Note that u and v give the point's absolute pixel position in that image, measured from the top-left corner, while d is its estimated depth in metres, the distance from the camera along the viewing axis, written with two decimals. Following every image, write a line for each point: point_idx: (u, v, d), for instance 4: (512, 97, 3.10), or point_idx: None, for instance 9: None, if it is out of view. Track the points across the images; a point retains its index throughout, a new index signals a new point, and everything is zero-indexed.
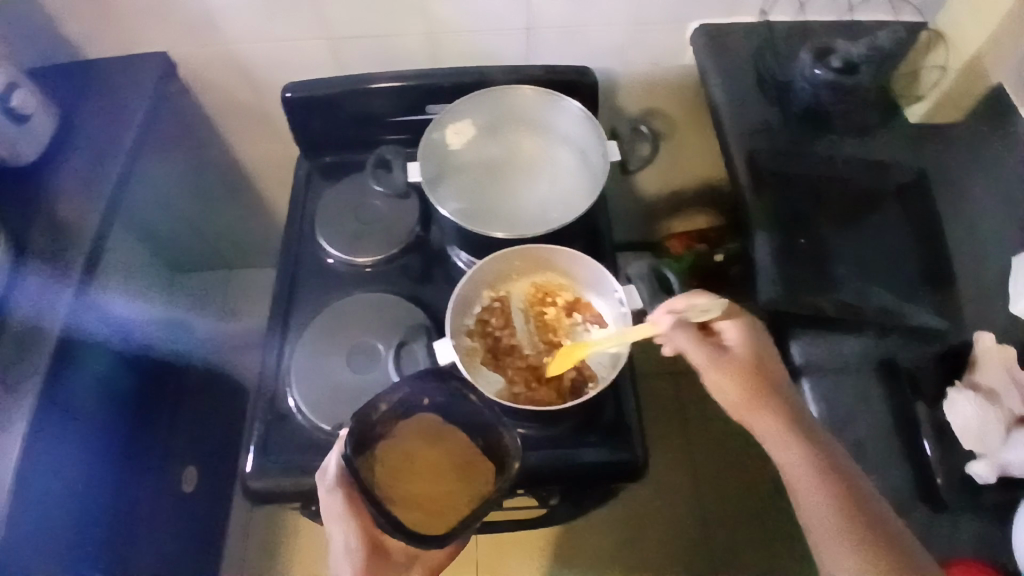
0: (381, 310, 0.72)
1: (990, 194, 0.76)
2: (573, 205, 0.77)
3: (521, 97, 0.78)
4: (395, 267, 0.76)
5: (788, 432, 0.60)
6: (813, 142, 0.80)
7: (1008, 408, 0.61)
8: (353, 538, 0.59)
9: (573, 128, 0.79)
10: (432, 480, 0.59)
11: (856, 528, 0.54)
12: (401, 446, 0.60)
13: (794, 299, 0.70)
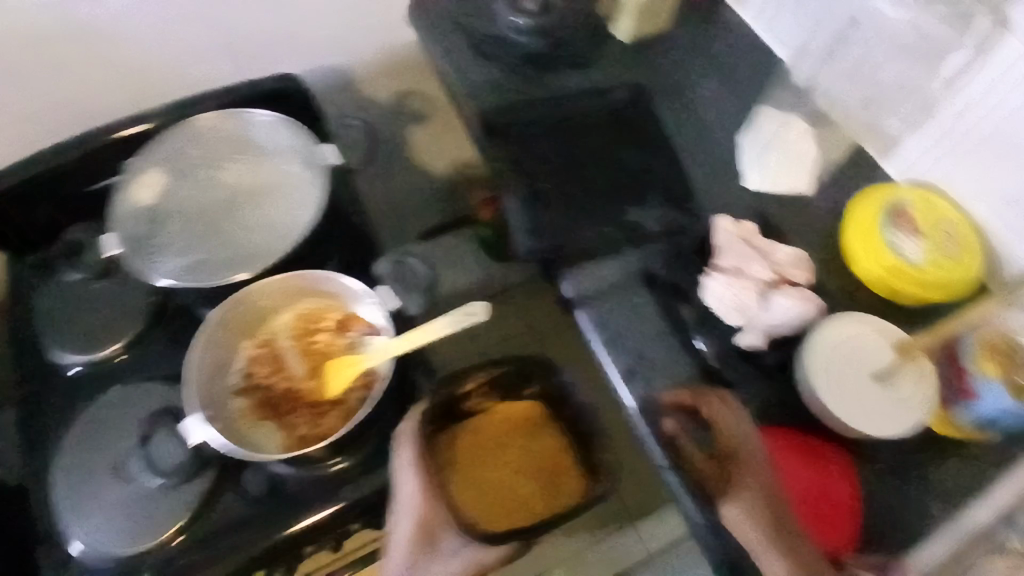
0: (135, 405, 0.68)
1: (705, 88, 0.80)
2: (305, 209, 0.68)
3: (204, 125, 0.71)
4: (155, 342, 0.72)
5: (753, 460, 0.59)
6: (540, 83, 0.78)
7: (757, 277, 0.66)
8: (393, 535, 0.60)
9: (278, 135, 0.72)
10: (506, 476, 0.72)
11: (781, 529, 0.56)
12: (495, 433, 0.73)
13: (555, 240, 0.71)
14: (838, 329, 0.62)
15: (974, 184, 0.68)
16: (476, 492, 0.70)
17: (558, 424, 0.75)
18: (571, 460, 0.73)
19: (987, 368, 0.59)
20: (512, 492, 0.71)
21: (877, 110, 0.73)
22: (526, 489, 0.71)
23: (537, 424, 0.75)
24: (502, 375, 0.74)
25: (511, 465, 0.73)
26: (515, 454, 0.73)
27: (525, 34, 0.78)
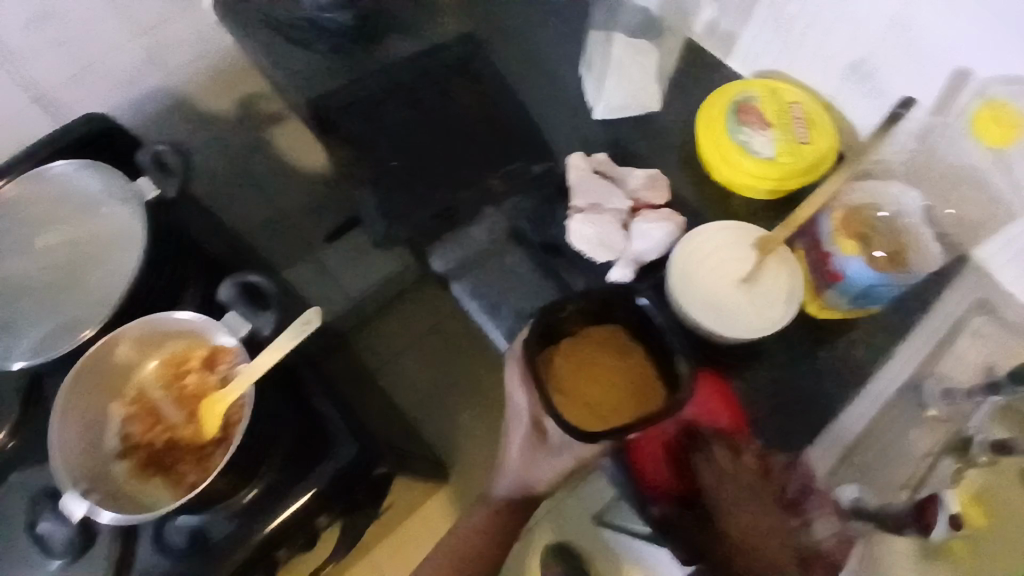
0: (20, 494, 0.65)
1: (538, 22, 0.77)
2: (139, 251, 0.64)
3: (9, 199, 0.66)
4: (40, 421, 0.67)
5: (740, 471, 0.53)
6: (366, 60, 0.76)
7: (616, 209, 0.64)
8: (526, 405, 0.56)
9: (92, 182, 0.67)
10: (605, 394, 0.56)
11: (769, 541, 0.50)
12: (584, 345, 0.57)
13: (409, 220, 0.69)
14: (696, 245, 0.61)
15: (812, 62, 0.67)
16: (599, 397, 0.56)
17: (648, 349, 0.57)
18: (654, 386, 0.56)
19: (846, 247, 0.56)
20: (616, 402, 0.56)
21: (708, 7, 0.71)
22: (621, 406, 0.56)
23: (627, 342, 0.58)
24: (587, 309, 0.56)
25: (603, 384, 0.57)
26: (610, 371, 0.57)
27: (334, 12, 0.74)
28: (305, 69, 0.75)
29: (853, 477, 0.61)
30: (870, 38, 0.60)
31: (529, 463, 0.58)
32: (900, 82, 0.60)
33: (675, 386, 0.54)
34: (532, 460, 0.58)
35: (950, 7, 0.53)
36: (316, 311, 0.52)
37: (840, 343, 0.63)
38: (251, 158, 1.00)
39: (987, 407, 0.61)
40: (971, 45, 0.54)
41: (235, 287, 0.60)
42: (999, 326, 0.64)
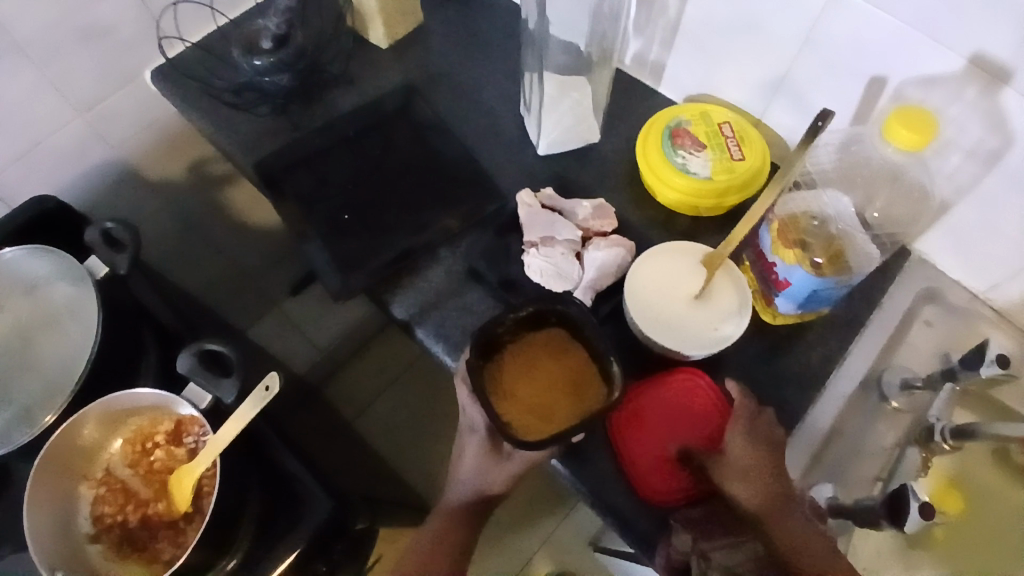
0: None
1: (470, 70, 0.82)
2: (90, 328, 0.63)
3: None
4: (2, 515, 0.63)
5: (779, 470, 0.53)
6: (309, 118, 0.79)
7: (568, 239, 0.65)
8: (478, 417, 0.55)
9: (36, 265, 0.66)
10: (547, 393, 0.54)
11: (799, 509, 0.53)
12: (527, 355, 0.56)
13: (365, 268, 0.68)
14: (647, 265, 0.63)
15: (734, 82, 0.70)
16: (540, 397, 0.54)
17: (589, 351, 0.56)
18: (597, 386, 0.54)
19: (787, 256, 0.57)
20: (558, 397, 0.54)
21: (633, 40, 0.75)
22: (561, 400, 0.54)
23: (570, 345, 0.57)
24: (525, 319, 0.56)
25: (547, 392, 0.55)
26: (549, 373, 0.55)
27: (274, 75, 0.77)
28: (251, 133, 0.77)
29: (827, 478, 0.63)
30: (784, 57, 0.63)
31: (482, 472, 0.57)
32: (823, 95, 0.63)
33: (612, 380, 0.53)
34: (483, 469, 0.57)
35: (855, 22, 0.56)
36: (276, 375, 0.50)
37: (802, 345, 0.63)
38: (207, 220, 1.02)
39: (944, 394, 0.64)
40: (882, 55, 0.56)
41: (196, 356, 0.57)
42: (941, 314, 0.67)
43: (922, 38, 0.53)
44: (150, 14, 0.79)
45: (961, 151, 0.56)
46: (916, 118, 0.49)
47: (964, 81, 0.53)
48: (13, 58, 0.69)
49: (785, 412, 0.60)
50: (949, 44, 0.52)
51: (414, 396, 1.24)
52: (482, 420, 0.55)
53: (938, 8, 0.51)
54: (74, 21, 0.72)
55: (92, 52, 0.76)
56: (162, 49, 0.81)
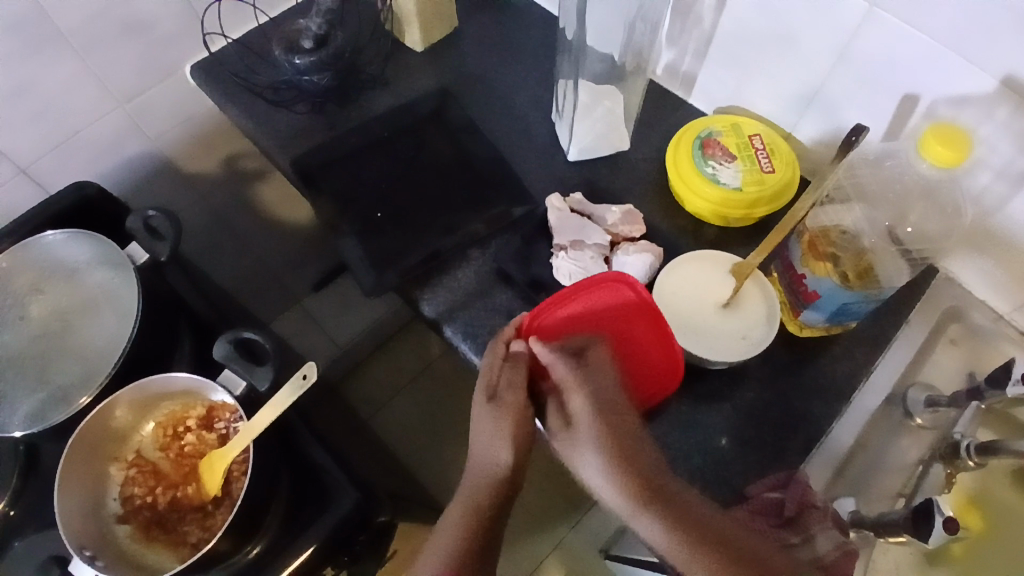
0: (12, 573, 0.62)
1: (503, 75, 0.83)
2: (127, 313, 0.65)
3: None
4: (36, 493, 0.65)
5: (647, 465, 0.48)
6: (345, 117, 0.80)
7: (597, 244, 0.67)
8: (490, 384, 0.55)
9: (76, 250, 0.68)
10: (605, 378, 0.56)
11: (676, 522, 0.45)
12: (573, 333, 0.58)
13: (397, 267, 0.69)
14: (677, 270, 0.64)
15: (765, 96, 0.71)
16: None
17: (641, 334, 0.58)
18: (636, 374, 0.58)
19: (817, 268, 0.58)
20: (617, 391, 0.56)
21: (667, 51, 0.76)
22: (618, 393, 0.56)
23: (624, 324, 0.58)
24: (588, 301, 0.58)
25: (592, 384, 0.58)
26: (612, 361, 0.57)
27: (313, 74, 0.78)
28: (288, 129, 0.79)
29: (849, 491, 0.63)
30: (818, 73, 0.64)
31: (485, 432, 0.52)
32: (852, 111, 0.64)
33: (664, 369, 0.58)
34: (485, 430, 0.52)
35: (887, 39, 0.57)
36: (314, 364, 0.51)
37: (827, 359, 0.63)
38: (236, 214, 1.03)
39: (970, 411, 0.64)
40: (914, 72, 0.57)
41: (232, 343, 0.58)
42: (966, 333, 0.67)
43: (956, 58, 0.54)
44: (195, 11, 0.81)
45: (990, 170, 0.57)
46: (952, 135, 0.50)
47: (996, 101, 0.53)
48: (58, 47, 0.72)
49: (809, 423, 0.60)
50: (980, 64, 0.53)
51: (429, 397, 1.25)
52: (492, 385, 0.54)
53: (970, 28, 0.52)
54: (116, 14, 0.74)
55: (133, 45, 0.78)
56: (207, 45, 0.84)
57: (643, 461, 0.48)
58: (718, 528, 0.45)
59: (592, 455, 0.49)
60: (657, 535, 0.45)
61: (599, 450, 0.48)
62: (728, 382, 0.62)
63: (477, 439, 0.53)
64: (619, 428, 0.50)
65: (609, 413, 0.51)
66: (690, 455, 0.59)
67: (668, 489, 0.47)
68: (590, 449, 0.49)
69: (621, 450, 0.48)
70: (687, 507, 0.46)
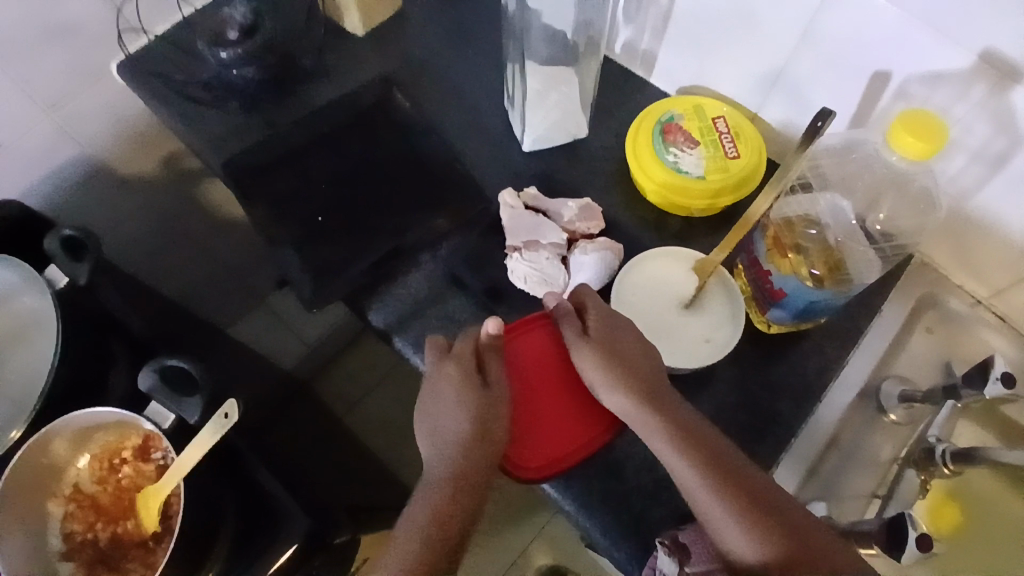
0: None
1: (452, 59, 0.77)
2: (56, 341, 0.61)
3: None
4: None
5: (655, 379, 0.51)
6: (283, 113, 0.75)
7: (553, 243, 0.62)
8: (458, 377, 0.52)
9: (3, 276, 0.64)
10: (550, 418, 0.55)
11: (678, 431, 0.48)
12: (532, 352, 0.56)
13: (341, 276, 0.65)
14: (639, 270, 0.61)
15: (729, 75, 0.66)
16: (563, 429, 0.54)
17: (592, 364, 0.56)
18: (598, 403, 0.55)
19: (782, 265, 0.55)
20: (565, 436, 0.54)
21: (624, 28, 0.71)
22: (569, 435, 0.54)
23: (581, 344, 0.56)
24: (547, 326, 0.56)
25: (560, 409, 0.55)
26: (554, 403, 0.55)
27: (242, 67, 0.72)
28: (222, 129, 0.74)
29: (820, 493, 0.60)
30: (782, 50, 0.59)
31: (463, 410, 0.51)
32: (820, 90, 0.59)
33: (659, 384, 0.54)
34: (464, 403, 0.51)
35: (856, 13, 0.52)
36: (235, 401, 0.49)
37: (798, 355, 0.60)
38: (187, 218, 0.97)
39: (945, 410, 0.61)
40: (885, 49, 0.52)
41: (157, 374, 0.56)
42: (942, 320, 0.64)
43: (926, 32, 0.49)
44: (114, 4, 0.74)
45: (966, 151, 0.53)
46: (925, 125, 0.45)
47: (972, 79, 0.49)
48: None
49: (779, 426, 0.57)
50: (955, 38, 0.48)
51: (404, 392, 1.22)
52: (459, 383, 0.52)
53: (943, 0, 0.47)
54: (38, 18, 0.68)
55: (54, 48, 0.71)
56: (122, 42, 0.77)
57: (648, 372, 0.52)
58: (715, 442, 0.48)
59: (602, 375, 0.51)
60: (661, 440, 0.48)
61: (613, 369, 0.51)
62: (693, 386, 0.59)
63: (451, 413, 0.52)
64: (631, 350, 0.52)
65: (621, 335, 0.53)
66: (654, 464, 0.57)
67: (675, 403, 0.50)
68: (598, 370, 0.52)
69: (633, 365, 0.51)
70: (691, 422, 0.49)
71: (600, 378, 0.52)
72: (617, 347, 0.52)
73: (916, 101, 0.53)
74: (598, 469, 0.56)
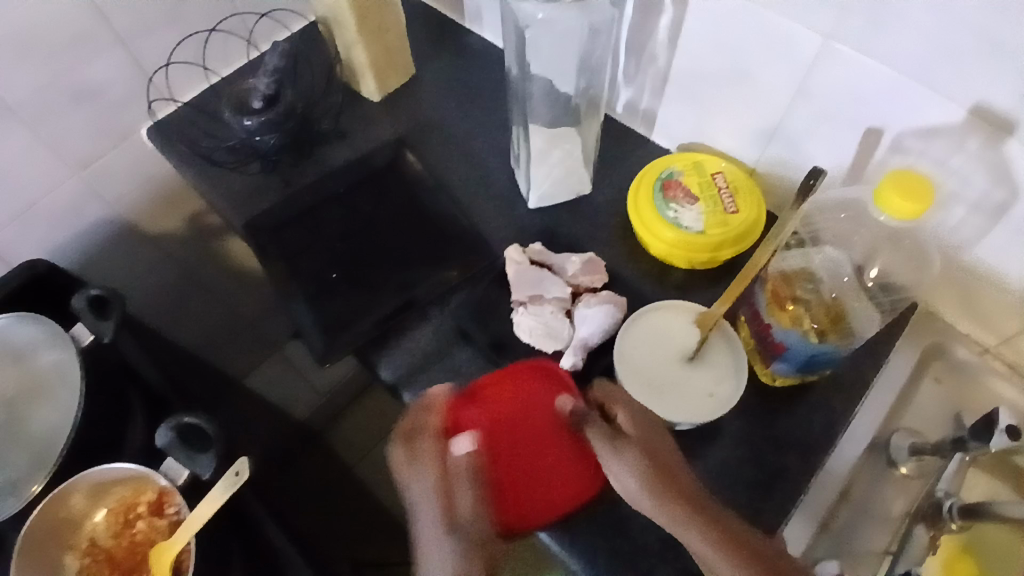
0: None
1: (461, 120, 0.81)
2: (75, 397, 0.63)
3: None
4: None
5: (682, 476, 0.50)
6: (301, 174, 0.79)
7: (557, 297, 0.64)
8: (398, 458, 0.54)
9: (26, 331, 0.66)
10: (553, 473, 0.55)
11: (727, 541, 0.46)
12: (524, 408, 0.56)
13: (352, 331, 0.67)
14: (639, 324, 0.61)
15: (727, 133, 0.69)
16: (561, 481, 0.55)
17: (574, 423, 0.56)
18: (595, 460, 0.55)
19: (783, 319, 0.56)
20: (561, 490, 0.55)
21: (625, 90, 0.74)
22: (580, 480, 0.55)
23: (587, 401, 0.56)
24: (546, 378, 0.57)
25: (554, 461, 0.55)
26: (565, 452, 0.55)
27: (264, 134, 0.76)
28: (242, 190, 0.77)
29: (832, 552, 0.60)
30: (778, 107, 0.61)
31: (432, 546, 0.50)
32: (816, 147, 0.61)
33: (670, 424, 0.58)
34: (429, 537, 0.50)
35: (847, 74, 0.54)
36: (245, 461, 0.55)
37: (805, 410, 0.60)
38: (208, 270, 1.00)
39: (954, 463, 0.62)
40: (876, 105, 0.54)
41: (174, 430, 0.59)
42: (949, 369, 0.64)
43: (921, 88, 0.51)
44: (145, 74, 0.79)
45: (965, 203, 0.54)
46: (911, 183, 0.48)
47: (966, 132, 0.50)
48: (7, 123, 0.70)
49: (787, 481, 0.57)
50: (947, 94, 0.50)
51: None
52: (401, 460, 0.53)
53: (933, 57, 0.49)
54: (67, 82, 0.72)
55: (84, 116, 0.76)
56: (151, 110, 0.81)
57: (677, 473, 0.50)
58: (759, 545, 0.47)
59: (624, 465, 0.50)
60: (707, 546, 0.46)
61: (642, 467, 0.49)
62: (698, 441, 0.59)
63: (435, 545, 0.50)
64: (654, 449, 0.51)
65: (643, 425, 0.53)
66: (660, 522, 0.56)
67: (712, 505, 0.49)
68: (625, 467, 0.50)
69: (659, 461, 0.50)
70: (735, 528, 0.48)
71: (630, 478, 0.50)
72: (638, 434, 0.52)
73: (913, 155, 0.55)
74: (605, 528, 0.56)
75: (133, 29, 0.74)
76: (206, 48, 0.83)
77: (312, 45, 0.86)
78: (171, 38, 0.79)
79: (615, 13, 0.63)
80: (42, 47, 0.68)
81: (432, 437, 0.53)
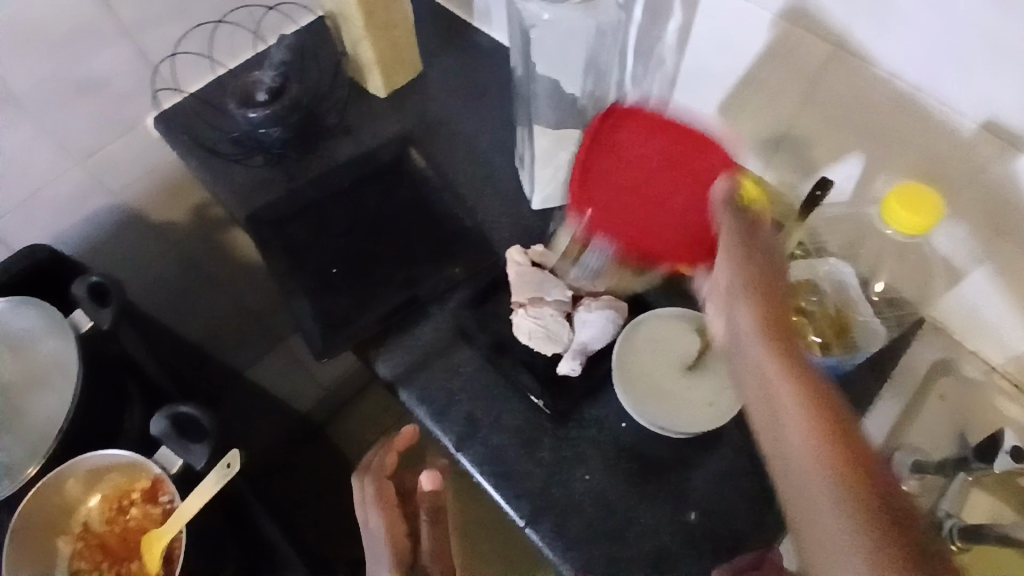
0: None
1: (467, 118, 0.81)
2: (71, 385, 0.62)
3: None
4: None
5: (785, 309, 0.51)
6: (305, 168, 0.79)
7: (558, 299, 0.63)
8: (357, 496, 0.59)
9: (24, 319, 0.66)
10: (655, 227, 0.58)
11: (819, 411, 0.45)
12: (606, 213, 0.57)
13: (351, 326, 0.67)
14: (640, 333, 0.61)
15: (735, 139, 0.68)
16: (667, 231, 0.57)
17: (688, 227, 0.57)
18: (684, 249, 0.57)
19: None
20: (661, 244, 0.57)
21: (633, 93, 0.73)
22: (697, 249, 0.56)
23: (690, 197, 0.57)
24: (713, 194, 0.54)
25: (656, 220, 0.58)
26: (679, 214, 0.57)
27: (269, 127, 0.75)
28: (246, 184, 0.77)
29: None
30: (787, 115, 0.61)
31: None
32: (824, 155, 0.60)
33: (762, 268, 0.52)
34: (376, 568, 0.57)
35: (856, 84, 0.53)
36: (237, 452, 0.54)
37: None
38: (211, 262, 1.00)
39: (957, 483, 0.60)
40: (884, 117, 0.53)
41: (169, 420, 0.59)
42: (956, 387, 0.63)
43: (932, 101, 0.50)
44: (151, 65, 0.79)
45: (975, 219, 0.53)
46: (914, 198, 0.47)
47: (976, 145, 0.49)
48: (14, 112, 0.70)
49: None
50: (959, 106, 0.49)
51: None
52: (358, 496, 0.59)
53: (944, 68, 0.48)
54: (73, 70, 0.72)
55: (91, 105, 0.76)
56: (156, 101, 0.81)
57: (784, 310, 0.51)
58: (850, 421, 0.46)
59: (733, 273, 0.52)
60: (784, 378, 0.47)
61: (751, 288, 0.51)
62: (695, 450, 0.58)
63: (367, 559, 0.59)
64: (766, 281, 0.52)
65: (775, 256, 0.53)
66: (656, 531, 0.56)
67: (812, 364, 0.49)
68: (730, 277, 0.52)
69: (766, 284, 0.51)
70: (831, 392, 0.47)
71: (734, 290, 0.52)
72: (751, 266, 0.52)
73: (922, 167, 0.54)
74: (597, 534, 0.56)
75: (140, 21, 0.74)
76: (213, 40, 0.83)
77: (320, 39, 0.86)
78: (179, 29, 0.79)
79: (621, 17, 0.63)
80: (50, 36, 0.68)
81: (380, 479, 0.59)
